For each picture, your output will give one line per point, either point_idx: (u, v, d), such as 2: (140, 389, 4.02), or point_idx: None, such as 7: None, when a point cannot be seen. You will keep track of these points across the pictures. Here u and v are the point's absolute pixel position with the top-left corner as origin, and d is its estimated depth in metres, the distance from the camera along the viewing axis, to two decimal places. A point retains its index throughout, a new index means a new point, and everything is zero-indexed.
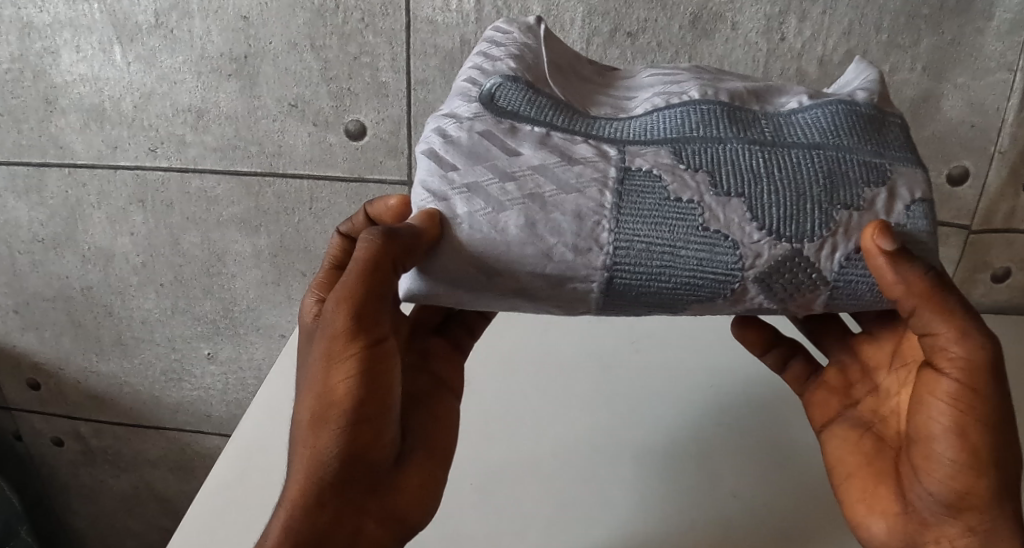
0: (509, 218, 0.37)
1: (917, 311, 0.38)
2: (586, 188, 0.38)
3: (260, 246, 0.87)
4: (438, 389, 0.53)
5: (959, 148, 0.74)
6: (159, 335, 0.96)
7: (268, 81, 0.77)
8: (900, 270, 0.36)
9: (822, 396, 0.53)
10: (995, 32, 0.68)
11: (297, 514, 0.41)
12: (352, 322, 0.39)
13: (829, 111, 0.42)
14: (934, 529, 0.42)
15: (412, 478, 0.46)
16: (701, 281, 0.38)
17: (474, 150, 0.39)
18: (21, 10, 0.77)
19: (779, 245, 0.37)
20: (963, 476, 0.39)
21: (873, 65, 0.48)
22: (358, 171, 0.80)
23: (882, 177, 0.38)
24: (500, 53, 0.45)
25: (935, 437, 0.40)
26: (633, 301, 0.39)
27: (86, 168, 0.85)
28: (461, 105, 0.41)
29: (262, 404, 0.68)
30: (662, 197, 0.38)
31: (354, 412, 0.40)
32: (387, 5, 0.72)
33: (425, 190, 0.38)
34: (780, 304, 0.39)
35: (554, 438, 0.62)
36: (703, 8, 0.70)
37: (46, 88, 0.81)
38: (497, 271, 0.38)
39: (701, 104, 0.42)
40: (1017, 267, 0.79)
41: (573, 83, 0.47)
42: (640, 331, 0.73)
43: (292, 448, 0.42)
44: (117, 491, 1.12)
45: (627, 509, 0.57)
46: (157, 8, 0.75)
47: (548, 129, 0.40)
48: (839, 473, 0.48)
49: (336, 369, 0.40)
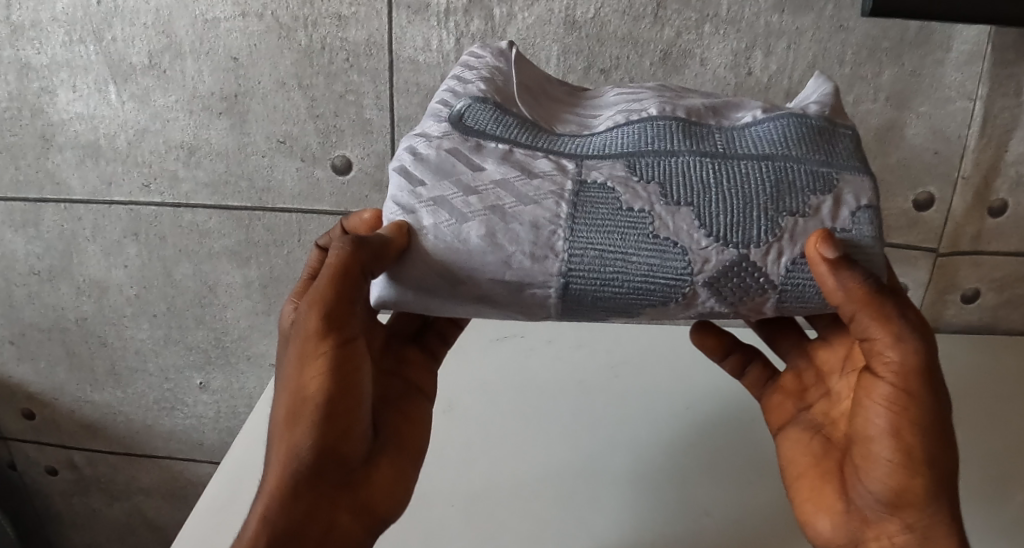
0: (471, 229, 0.40)
1: (857, 315, 0.41)
2: (543, 200, 0.40)
3: (250, 277, 0.89)
4: (412, 393, 0.54)
5: (924, 174, 0.76)
6: (151, 365, 0.98)
7: (258, 119, 0.80)
8: (840, 277, 0.39)
9: (778, 399, 0.56)
10: (954, 62, 0.71)
11: (274, 506, 0.43)
12: (322, 322, 0.43)
13: (780, 124, 0.44)
14: (874, 526, 0.46)
15: (385, 472, 0.49)
16: (653, 286, 0.40)
17: (441, 166, 0.41)
18: (20, 51, 0.80)
19: (726, 251, 0.39)
20: (899, 475, 0.43)
21: (831, 80, 0.50)
22: (345, 205, 0.83)
23: (828, 185, 0.41)
24: (472, 76, 0.48)
25: (874, 438, 0.44)
26: (589, 307, 0.41)
27: (82, 203, 0.87)
28: (432, 125, 0.44)
29: (250, 430, 0.70)
30: (615, 207, 0.40)
31: (325, 408, 0.43)
32: (371, 45, 0.75)
33: (395, 204, 0.41)
34: (731, 307, 0.41)
35: (530, 457, 0.64)
36: (673, 45, 0.73)
37: (43, 126, 0.84)
38: (460, 278, 0.40)
39: (657, 120, 0.45)
40: (985, 287, 0.82)
41: (543, 104, 0.50)
42: (617, 356, 0.76)
43: (271, 444, 0.45)
44: (110, 519, 1.13)
45: (601, 517, 0.59)
46: (151, 49, 0.78)
47: (511, 146, 0.43)
48: (790, 473, 0.51)
49: (309, 367, 0.43)
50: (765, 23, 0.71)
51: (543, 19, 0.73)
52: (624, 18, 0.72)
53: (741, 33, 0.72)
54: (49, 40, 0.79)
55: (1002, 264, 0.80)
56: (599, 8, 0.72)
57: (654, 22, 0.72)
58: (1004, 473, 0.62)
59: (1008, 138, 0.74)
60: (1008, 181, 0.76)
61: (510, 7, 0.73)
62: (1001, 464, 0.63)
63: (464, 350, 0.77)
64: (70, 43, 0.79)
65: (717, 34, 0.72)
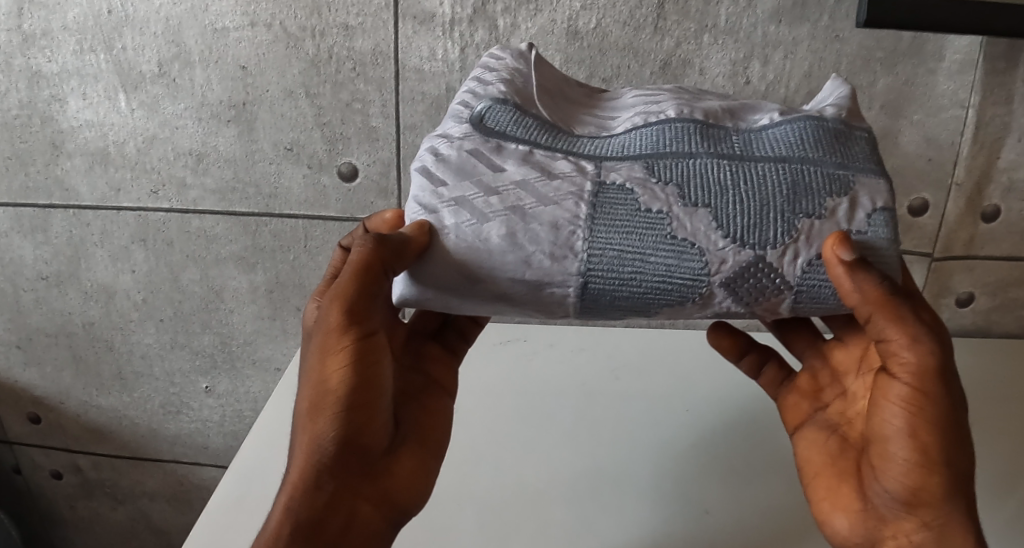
0: (492, 228, 0.41)
1: (873, 317, 0.42)
2: (563, 201, 0.42)
3: (256, 282, 0.90)
4: (432, 388, 0.55)
5: (918, 181, 0.78)
6: (157, 369, 0.99)
7: (266, 126, 0.81)
8: (856, 279, 0.40)
9: (793, 398, 0.57)
10: (946, 72, 0.73)
11: (297, 497, 0.45)
12: (345, 316, 0.44)
13: (797, 127, 0.46)
14: (891, 524, 0.47)
15: (405, 465, 0.50)
16: (671, 286, 0.41)
17: (462, 167, 0.43)
18: (30, 60, 0.82)
19: (742, 252, 0.41)
20: (915, 474, 0.45)
21: (847, 83, 0.52)
22: (351, 211, 0.84)
23: (844, 188, 0.42)
24: (492, 78, 0.50)
25: (891, 438, 0.45)
26: (608, 306, 0.42)
27: (91, 209, 0.88)
28: (454, 126, 0.46)
29: (260, 431, 0.71)
30: (634, 208, 0.41)
31: (347, 400, 0.45)
32: (377, 55, 0.77)
33: (418, 204, 0.43)
34: (748, 306, 0.42)
35: (540, 460, 0.65)
36: (672, 54, 0.75)
37: (53, 133, 0.85)
38: (479, 277, 0.42)
39: (676, 122, 0.47)
40: (979, 291, 0.84)
41: (561, 106, 0.52)
42: (619, 360, 0.78)
43: (293, 437, 0.46)
44: (114, 523, 1.14)
45: (614, 516, 0.60)
46: (161, 58, 0.80)
47: (531, 147, 0.44)
48: (807, 473, 0.53)
49: (331, 360, 0.44)
50: (762, 33, 0.73)
51: (546, 29, 0.75)
52: (625, 29, 0.74)
53: (738, 44, 0.74)
54: (60, 49, 0.81)
55: (996, 269, 0.82)
56: (600, 19, 0.74)
57: (654, 32, 0.74)
58: (1003, 470, 0.64)
59: (1000, 146, 0.76)
60: (1001, 187, 0.78)
61: (513, 18, 0.75)
62: (1001, 462, 0.65)
63: (471, 358, 0.79)
64: (80, 52, 0.81)
65: (715, 44, 0.74)
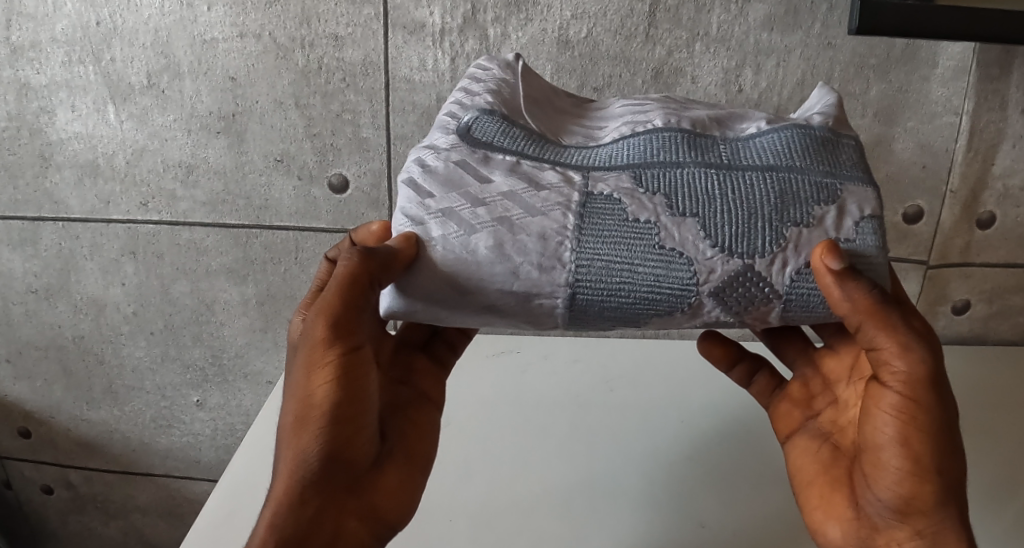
0: (479, 240, 0.41)
1: (863, 326, 0.42)
2: (550, 211, 0.41)
3: (247, 294, 0.89)
4: (420, 400, 0.55)
5: (912, 189, 0.78)
6: (148, 383, 0.98)
7: (256, 138, 0.81)
8: (845, 288, 0.39)
9: (786, 407, 0.56)
10: (940, 78, 0.73)
11: (282, 511, 0.44)
12: (330, 330, 0.44)
13: (784, 135, 0.45)
14: (884, 533, 0.46)
15: (391, 477, 0.49)
16: (660, 296, 0.40)
17: (449, 178, 0.42)
18: (19, 71, 0.81)
19: (731, 262, 0.40)
20: (908, 483, 0.44)
21: (835, 91, 0.52)
22: (342, 223, 0.84)
23: (832, 196, 0.41)
24: (479, 88, 0.50)
25: (883, 447, 0.45)
26: (596, 317, 0.42)
27: (80, 221, 0.88)
28: (440, 137, 0.45)
29: (251, 445, 0.70)
30: (622, 218, 0.41)
31: (332, 414, 0.44)
32: (367, 66, 0.76)
33: (405, 215, 0.42)
34: (737, 316, 0.42)
35: (533, 473, 0.65)
36: (665, 63, 0.74)
37: (42, 145, 0.84)
38: (467, 289, 0.41)
39: (663, 131, 0.46)
40: (975, 299, 0.83)
41: (549, 114, 0.51)
42: (613, 371, 0.77)
43: (279, 451, 0.46)
44: (106, 538, 1.12)
45: (608, 528, 0.59)
46: (150, 70, 0.79)
47: (518, 158, 0.44)
48: (800, 481, 0.52)
49: (316, 375, 0.44)
50: (754, 41, 0.73)
51: (537, 39, 0.74)
52: (616, 38, 0.74)
53: (731, 52, 0.73)
54: (49, 61, 0.80)
55: (992, 276, 0.82)
56: (591, 28, 0.73)
57: (645, 40, 0.74)
58: (1002, 477, 0.63)
59: (994, 153, 0.75)
60: (995, 194, 0.77)
61: (504, 28, 0.74)
62: (1001, 468, 0.64)
63: (464, 369, 0.78)
64: (69, 63, 0.80)
65: (708, 52, 0.74)
